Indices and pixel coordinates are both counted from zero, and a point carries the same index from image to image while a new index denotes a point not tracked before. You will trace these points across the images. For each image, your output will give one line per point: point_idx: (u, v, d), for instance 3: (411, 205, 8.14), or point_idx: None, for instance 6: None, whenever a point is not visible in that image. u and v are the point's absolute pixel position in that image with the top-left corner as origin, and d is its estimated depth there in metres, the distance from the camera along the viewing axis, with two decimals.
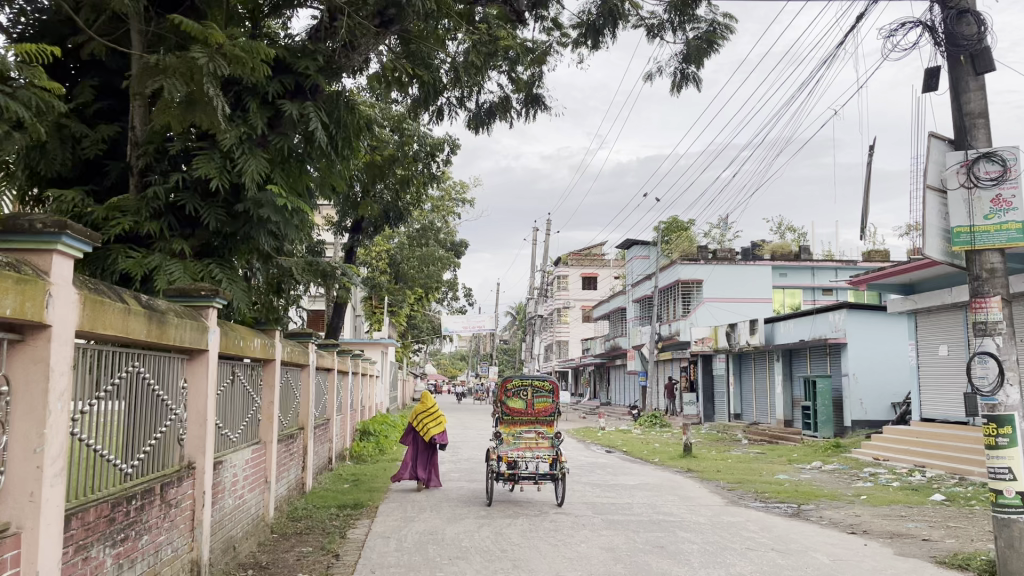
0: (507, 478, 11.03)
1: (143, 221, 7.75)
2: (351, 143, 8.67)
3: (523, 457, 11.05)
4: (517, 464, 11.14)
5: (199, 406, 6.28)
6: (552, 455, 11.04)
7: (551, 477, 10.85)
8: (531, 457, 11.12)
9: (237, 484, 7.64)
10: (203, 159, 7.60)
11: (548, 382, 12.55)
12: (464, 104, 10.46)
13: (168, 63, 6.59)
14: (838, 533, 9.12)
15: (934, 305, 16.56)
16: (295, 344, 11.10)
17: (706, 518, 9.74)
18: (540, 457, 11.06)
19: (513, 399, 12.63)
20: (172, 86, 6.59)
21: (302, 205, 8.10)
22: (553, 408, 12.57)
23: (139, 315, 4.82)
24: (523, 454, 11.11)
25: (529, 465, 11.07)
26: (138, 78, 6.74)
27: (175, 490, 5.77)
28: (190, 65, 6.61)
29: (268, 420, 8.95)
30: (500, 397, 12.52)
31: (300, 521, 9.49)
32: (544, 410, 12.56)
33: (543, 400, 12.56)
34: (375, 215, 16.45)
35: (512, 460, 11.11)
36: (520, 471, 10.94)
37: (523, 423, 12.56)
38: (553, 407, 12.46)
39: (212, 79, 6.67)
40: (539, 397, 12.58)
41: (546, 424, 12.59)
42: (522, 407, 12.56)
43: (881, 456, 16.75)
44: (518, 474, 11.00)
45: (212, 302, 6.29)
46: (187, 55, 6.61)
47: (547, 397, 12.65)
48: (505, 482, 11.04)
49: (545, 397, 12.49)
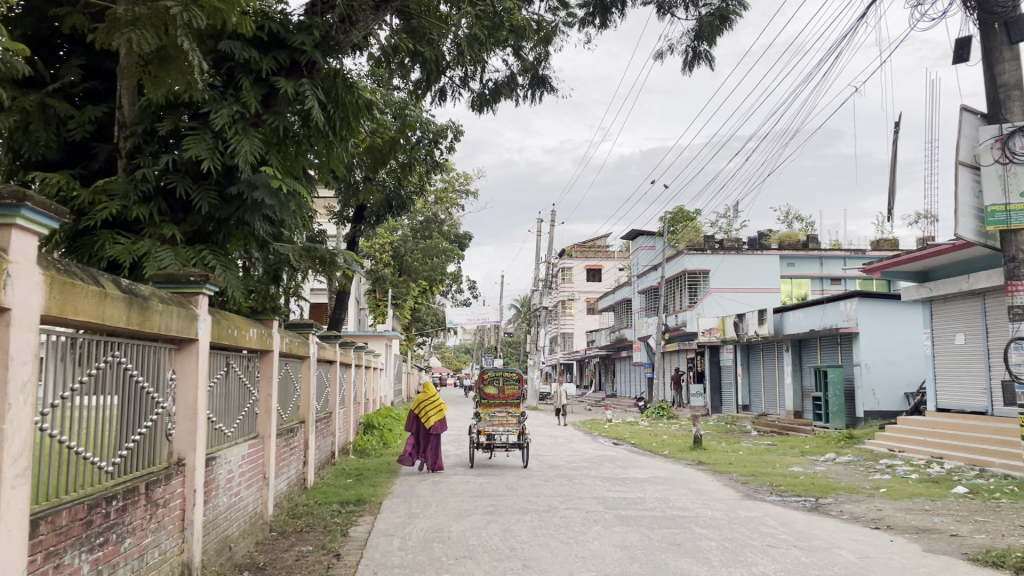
0: (485, 446, 14.55)
1: (131, 205, 7.36)
2: (352, 124, 8.27)
3: (497, 430, 14.50)
4: (493, 436, 14.65)
5: (187, 399, 5.89)
6: (518, 428, 14.48)
7: (518, 446, 14.36)
8: (503, 430, 14.57)
9: (233, 482, 7.29)
10: (194, 139, 7.21)
11: (515, 372, 15.62)
12: (468, 83, 10.07)
13: (140, 13, 6.18)
14: (862, 529, 8.74)
15: (951, 293, 16.16)
16: (295, 335, 10.73)
17: (722, 513, 9.37)
18: (511, 430, 14.54)
19: (489, 386, 15.69)
20: (143, 37, 6.22)
21: (300, 189, 7.69)
22: (520, 393, 15.61)
23: (117, 300, 4.44)
24: (497, 429, 14.58)
25: (502, 436, 14.56)
26: (107, 33, 6.31)
27: (163, 490, 5.40)
28: (163, 15, 6.20)
29: (267, 415, 8.56)
30: (478, 384, 15.64)
31: (300, 518, 9.16)
32: (512, 396, 15.65)
33: (511, 386, 15.61)
34: (377, 202, 16.16)
35: (488, 434, 14.60)
36: (496, 442, 14.50)
37: (497, 405, 15.50)
38: (519, 394, 15.56)
39: (185, 32, 6.28)
40: (509, 385, 15.65)
41: (514, 406, 15.64)
42: (495, 393, 15.59)
43: (896, 447, 16.35)
44: (494, 443, 14.53)
45: (203, 289, 5.93)
46: (159, 5, 6.20)
47: (515, 385, 15.66)
48: (483, 450, 14.54)
49: (513, 383, 15.52)
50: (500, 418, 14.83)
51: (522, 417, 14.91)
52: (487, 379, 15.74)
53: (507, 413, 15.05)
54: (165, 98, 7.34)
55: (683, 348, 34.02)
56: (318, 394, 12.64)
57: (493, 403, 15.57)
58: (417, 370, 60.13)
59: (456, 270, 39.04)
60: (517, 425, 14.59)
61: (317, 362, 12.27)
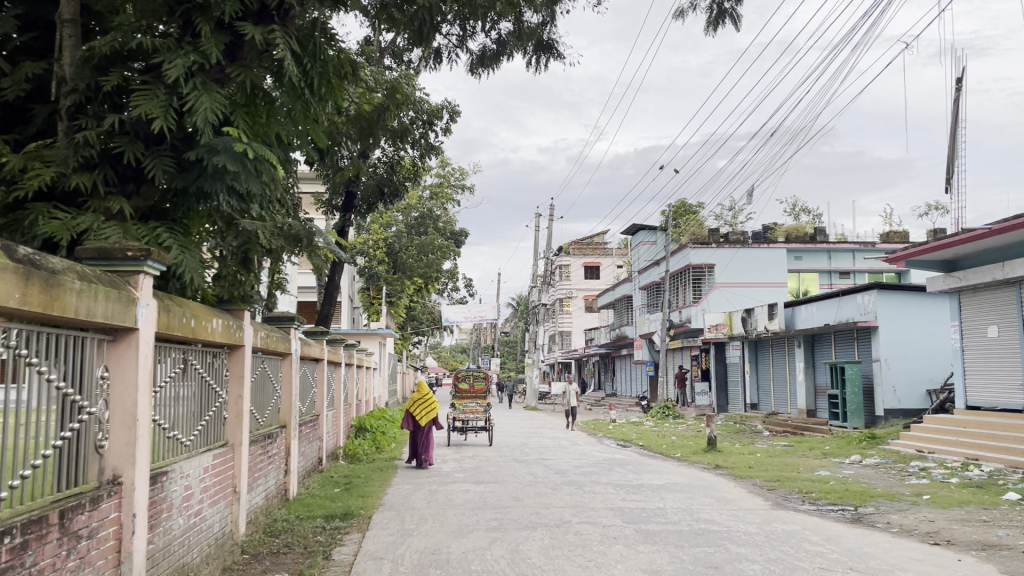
0: (459, 428, 18.35)
1: (70, 172, 6.27)
2: (332, 82, 7.20)
3: (469, 416, 18.46)
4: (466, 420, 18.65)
5: (124, 403, 4.78)
6: (485, 415, 18.34)
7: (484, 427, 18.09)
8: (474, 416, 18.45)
9: (193, 500, 6.18)
10: (144, 97, 6.12)
11: (484, 373, 20.23)
12: (467, 43, 8.97)
13: None
14: (920, 545, 7.67)
15: (983, 282, 15.13)
16: (275, 329, 9.64)
17: (756, 527, 8.26)
18: (479, 413, 18.62)
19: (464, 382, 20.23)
20: None
21: (270, 158, 6.59)
22: (486, 388, 20.19)
23: (4, 270, 3.34)
24: (469, 415, 18.67)
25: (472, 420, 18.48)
26: None
27: (86, 519, 4.29)
28: None
29: (236, 419, 7.44)
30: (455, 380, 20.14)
31: (278, 536, 8.05)
32: (481, 388, 20.16)
33: (479, 382, 20.26)
34: (367, 187, 15.20)
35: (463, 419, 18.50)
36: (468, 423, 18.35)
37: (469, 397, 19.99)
38: (487, 388, 20.07)
39: None
40: (478, 381, 20.26)
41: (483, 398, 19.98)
42: (467, 387, 20.22)
43: (925, 448, 15.19)
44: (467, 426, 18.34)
45: (144, 266, 4.85)
46: None
47: (482, 381, 20.22)
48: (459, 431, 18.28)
49: (480, 381, 20.20)
50: (471, 406, 19.28)
51: (489, 406, 19.23)
52: (461, 377, 20.24)
53: (478, 404, 19.40)
54: (110, 47, 6.24)
55: (687, 345, 33.01)
56: (303, 395, 11.57)
57: (466, 396, 20.02)
58: (412, 370, 59.00)
59: (452, 268, 38.02)
60: (484, 411, 18.56)
61: (301, 359, 11.20)
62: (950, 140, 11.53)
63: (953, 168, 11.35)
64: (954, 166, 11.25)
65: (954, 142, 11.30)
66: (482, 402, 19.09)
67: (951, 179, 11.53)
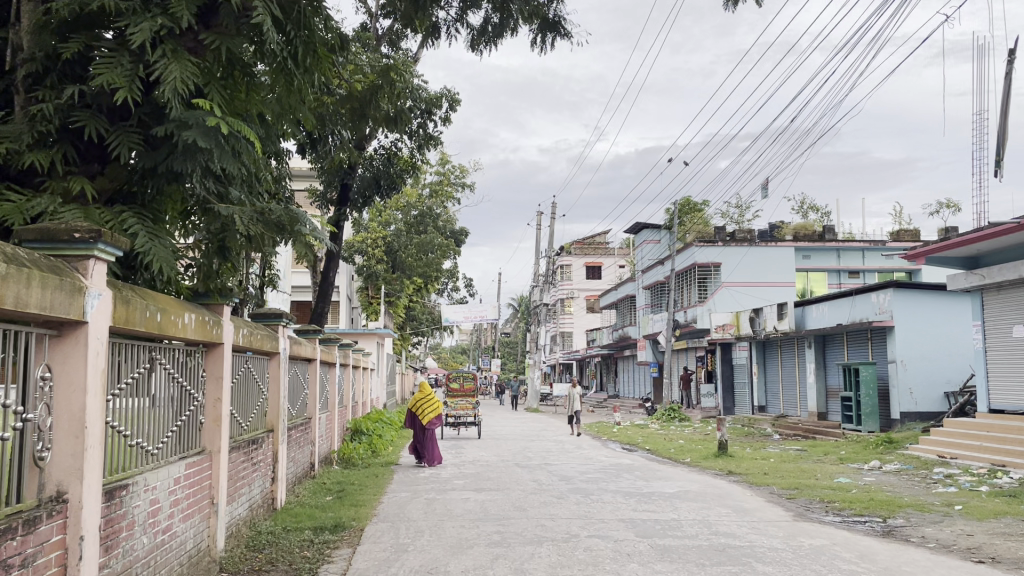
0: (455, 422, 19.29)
1: (25, 149, 5.65)
2: (319, 53, 6.54)
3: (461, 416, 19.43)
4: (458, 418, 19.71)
5: (72, 407, 4.11)
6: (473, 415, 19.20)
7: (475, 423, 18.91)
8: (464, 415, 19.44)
9: (161, 516, 5.52)
10: (106, 64, 5.48)
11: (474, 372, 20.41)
12: (468, 16, 8.33)
13: None
14: (962, 563, 7.00)
15: (1008, 279, 14.45)
16: (261, 326, 8.96)
17: (782, 542, 7.59)
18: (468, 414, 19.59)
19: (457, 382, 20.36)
20: None
21: (249, 135, 5.95)
22: (475, 388, 20.56)
23: None
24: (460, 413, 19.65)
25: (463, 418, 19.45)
26: None
27: (16, 548, 3.61)
28: None
29: (215, 424, 6.78)
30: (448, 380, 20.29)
31: (261, 551, 7.39)
32: (471, 388, 20.57)
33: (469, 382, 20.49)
34: (363, 181, 14.60)
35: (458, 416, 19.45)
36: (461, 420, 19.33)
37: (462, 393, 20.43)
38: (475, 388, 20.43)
39: None
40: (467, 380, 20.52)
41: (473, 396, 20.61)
42: (458, 386, 20.71)
43: (947, 454, 14.52)
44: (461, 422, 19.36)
45: (94, 251, 4.16)
46: None
47: (472, 380, 20.41)
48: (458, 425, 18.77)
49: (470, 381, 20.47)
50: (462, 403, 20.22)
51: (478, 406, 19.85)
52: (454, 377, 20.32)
53: (468, 402, 20.10)
54: (69, 11, 5.59)
55: (692, 346, 32.41)
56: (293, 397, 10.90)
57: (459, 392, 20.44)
58: (412, 372, 58.31)
59: (453, 266, 37.48)
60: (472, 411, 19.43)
61: (291, 358, 10.54)
62: (999, 118, 10.71)
63: (1004, 148, 10.52)
64: (1005, 145, 10.42)
65: (1005, 121, 10.46)
66: (471, 402, 19.99)
67: (996, 163, 10.74)
